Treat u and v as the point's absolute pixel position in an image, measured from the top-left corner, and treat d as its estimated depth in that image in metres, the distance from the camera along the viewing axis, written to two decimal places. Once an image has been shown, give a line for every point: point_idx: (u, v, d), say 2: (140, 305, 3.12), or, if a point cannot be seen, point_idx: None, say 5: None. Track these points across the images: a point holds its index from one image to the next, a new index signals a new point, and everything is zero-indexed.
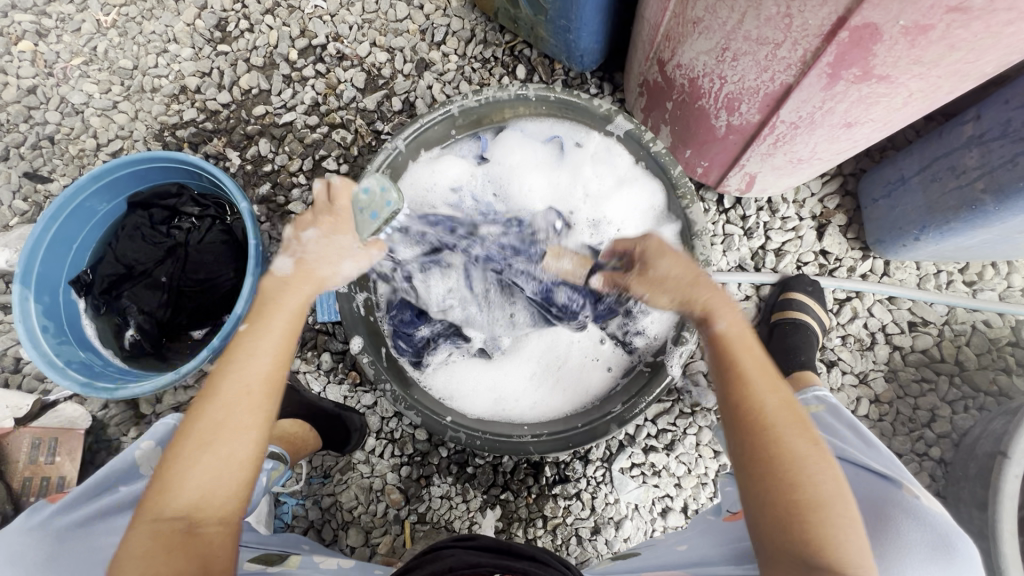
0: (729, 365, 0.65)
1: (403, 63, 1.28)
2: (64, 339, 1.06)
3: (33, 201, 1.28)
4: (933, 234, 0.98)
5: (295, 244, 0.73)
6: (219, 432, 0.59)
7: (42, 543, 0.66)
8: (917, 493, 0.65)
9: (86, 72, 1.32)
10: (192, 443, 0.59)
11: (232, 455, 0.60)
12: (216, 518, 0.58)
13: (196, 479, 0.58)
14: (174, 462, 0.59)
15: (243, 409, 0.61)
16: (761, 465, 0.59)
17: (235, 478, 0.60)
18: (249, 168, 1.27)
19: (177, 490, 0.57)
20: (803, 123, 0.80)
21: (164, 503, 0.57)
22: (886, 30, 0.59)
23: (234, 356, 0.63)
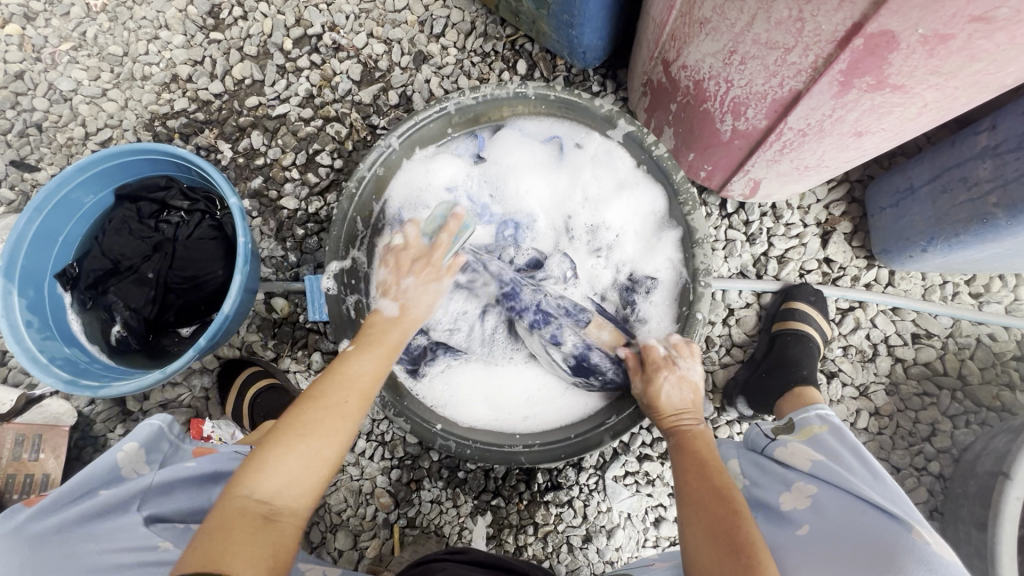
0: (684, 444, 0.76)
1: (400, 55, 1.24)
2: (48, 334, 1.03)
3: (20, 190, 1.25)
4: (940, 247, 0.96)
5: (394, 288, 0.81)
6: (320, 427, 0.62)
7: (19, 550, 0.60)
8: (925, 536, 0.60)
9: (74, 58, 1.28)
10: (294, 432, 0.60)
11: (323, 454, 0.61)
12: (293, 515, 0.58)
13: (290, 465, 0.59)
14: (279, 438, 0.60)
15: (340, 415, 0.63)
16: (703, 516, 0.64)
17: (319, 475, 0.60)
18: (241, 161, 1.23)
19: (265, 474, 0.57)
20: (811, 130, 0.77)
21: (254, 479, 0.57)
22: (904, 38, 0.56)
23: (342, 364, 0.69)
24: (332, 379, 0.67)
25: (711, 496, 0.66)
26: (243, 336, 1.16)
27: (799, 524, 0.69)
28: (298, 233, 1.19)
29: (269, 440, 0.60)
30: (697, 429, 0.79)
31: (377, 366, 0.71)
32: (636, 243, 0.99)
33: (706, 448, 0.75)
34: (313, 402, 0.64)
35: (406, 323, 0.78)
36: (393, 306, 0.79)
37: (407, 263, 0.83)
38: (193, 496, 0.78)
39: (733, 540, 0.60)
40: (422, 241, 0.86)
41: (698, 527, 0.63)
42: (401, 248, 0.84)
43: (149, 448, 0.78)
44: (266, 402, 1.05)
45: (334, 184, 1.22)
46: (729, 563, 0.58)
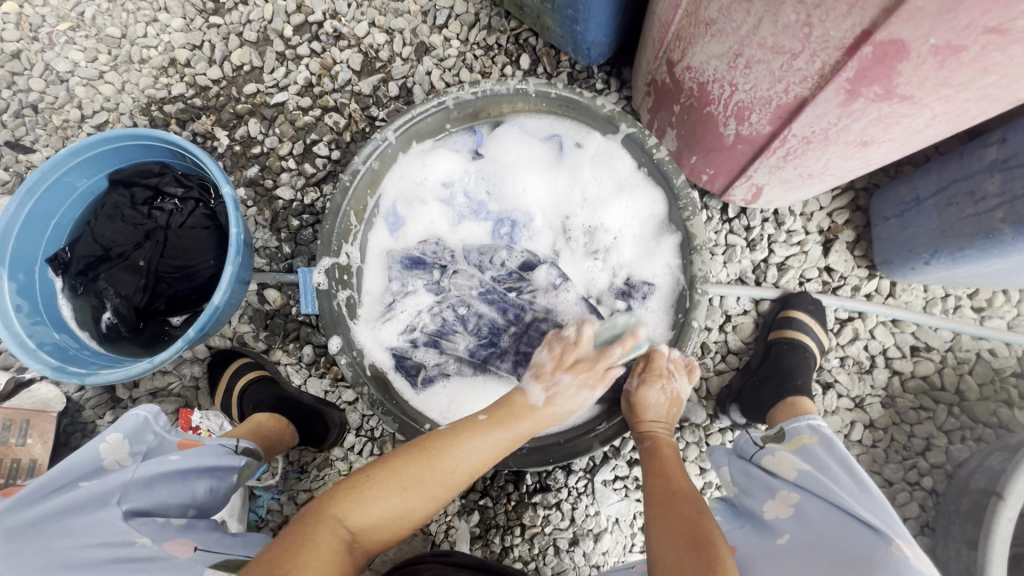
0: (658, 456, 0.80)
1: (401, 46, 1.22)
2: (38, 319, 1.02)
3: (14, 171, 1.24)
4: (944, 260, 0.94)
5: (549, 379, 0.81)
6: (424, 485, 0.66)
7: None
8: (907, 551, 0.59)
9: (72, 39, 1.26)
10: (405, 481, 0.65)
11: (411, 512, 0.65)
12: (363, 555, 0.62)
13: (383, 509, 0.63)
14: (409, 468, 0.66)
15: (455, 480, 0.68)
16: (668, 516, 0.68)
17: (398, 528, 0.65)
18: (237, 149, 1.22)
19: (363, 511, 0.62)
20: (816, 138, 0.75)
21: (362, 509, 0.62)
22: (914, 47, 0.54)
23: (475, 423, 0.74)
24: (457, 436, 0.71)
25: (675, 498, 0.71)
26: (234, 326, 1.15)
27: (781, 534, 0.68)
28: (293, 224, 1.17)
29: (382, 476, 0.65)
30: (666, 439, 0.83)
31: (500, 449, 0.73)
32: (634, 246, 0.97)
33: (673, 458, 0.80)
34: (435, 458, 0.67)
35: (541, 417, 0.78)
36: (541, 396, 0.79)
37: (569, 361, 0.83)
38: (174, 490, 0.77)
39: (694, 535, 0.63)
40: (592, 342, 0.85)
41: (662, 526, 0.67)
42: (572, 343, 0.85)
43: (134, 439, 0.77)
44: (254, 394, 1.04)
45: (331, 175, 1.20)
46: (688, 552, 0.61)
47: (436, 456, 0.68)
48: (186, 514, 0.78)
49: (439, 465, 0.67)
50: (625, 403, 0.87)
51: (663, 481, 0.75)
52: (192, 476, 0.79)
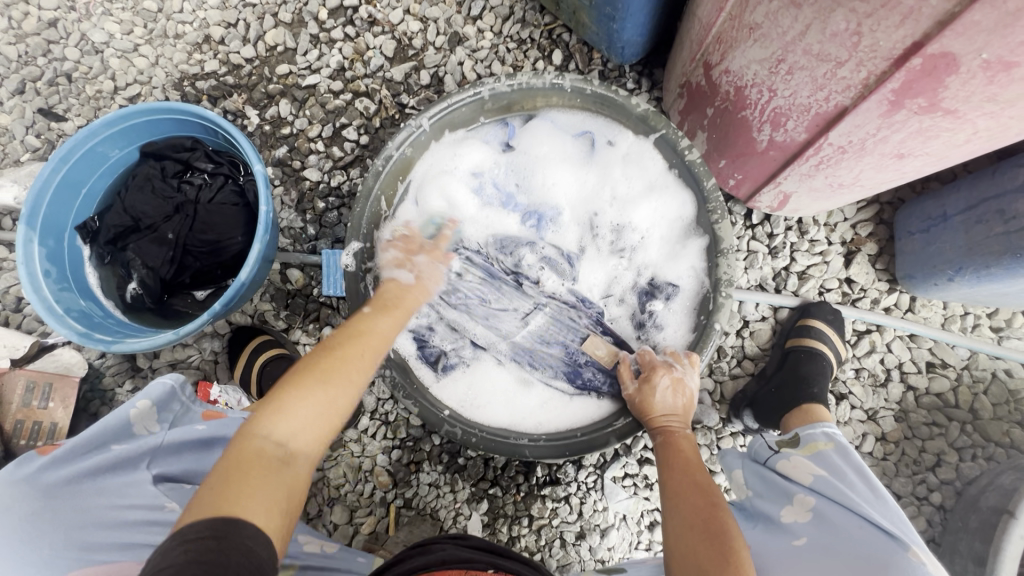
0: (675, 451, 0.80)
1: (435, 35, 1.22)
2: (65, 286, 1.03)
3: (46, 139, 1.25)
4: (968, 278, 0.94)
5: (408, 263, 0.88)
6: (337, 379, 0.65)
7: (31, 500, 0.61)
8: (923, 558, 0.60)
9: (108, 10, 1.27)
10: (313, 382, 0.63)
11: (336, 408, 0.64)
12: (302, 462, 0.60)
13: (307, 411, 0.61)
14: (292, 383, 0.62)
15: (355, 370, 0.68)
16: (683, 508, 0.69)
17: (321, 430, 0.62)
18: (267, 129, 1.23)
19: (284, 417, 0.60)
20: (852, 148, 0.76)
21: (273, 421, 0.59)
22: (965, 61, 0.54)
23: (341, 338, 0.71)
24: (354, 339, 0.72)
25: (694, 493, 0.71)
26: (256, 304, 1.16)
27: (797, 535, 0.69)
28: (319, 206, 1.18)
29: (288, 385, 0.62)
30: (682, 432, 0.83)
31: (392, 330, 0.77)
32: (660, 247, 0.98)
33: (689, 449, 0.80)
34: (315, 362, 0.66)
35: (417, 292, 0.85)
36: (410, 276, 0.86)
37: (413, 249, 0.90)
38: (201, 458, 0.78)
39: (710, 528, 0.64)
40: (422, 234, 0.94)
41: (678, 517, 0.68)
42: (411, 239, 0.92)
43: (161, 407, 0.78)
44: (273, 371, 1.06)
45: (358, 159, 1.21)
46: (705, 547, 0.63)
47: (342, 355, 0.68)
48: None
49: (308, 367, 0.65)
50: (631, 405, 0.88)
51: (680, 475, 0.75)
52: (218, 445, 0.80)
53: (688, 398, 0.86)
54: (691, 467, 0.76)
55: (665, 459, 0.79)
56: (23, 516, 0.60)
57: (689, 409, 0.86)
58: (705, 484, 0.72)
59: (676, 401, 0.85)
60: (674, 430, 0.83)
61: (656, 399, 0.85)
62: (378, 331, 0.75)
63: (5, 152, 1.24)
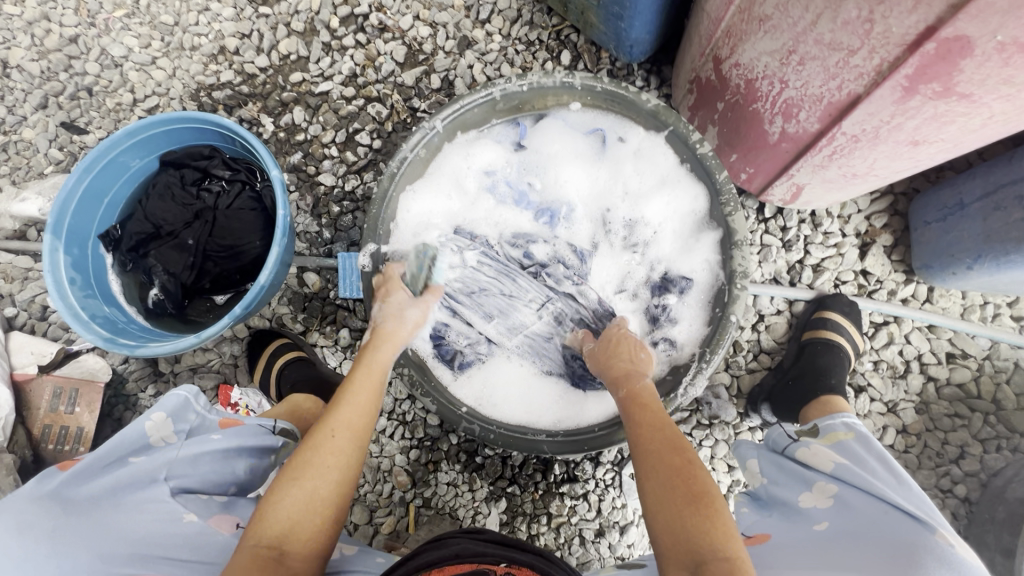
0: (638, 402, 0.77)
1: (445, 39, 1.24)
2: (90, 293, 1.06)
3: (68, 151, 1.28)
4: (988, 265, 0.93)
5: (384, 304, 0.87)
6: (311, 467, 0.65)
7: (53, 515, 0.63)
8: (950, 541, 0.60)
9: (127, 25, 1.31)
10: (290, 474, 0.65)
11: (318, 496, 0.64)
12: (302, 551, 0.62)
13: (290, 505, 0.63)
14: (278, 480, 0.65)
15: (331, 453, 0.67)
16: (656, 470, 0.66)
17: (319, 513, 0.64)
18: (282, 136, 1.25)
19: (271, 517, 0.62)
20: (865, 137, 0.76)
21: (259, 527, 0.62)
22: (980, 44, 0.54)
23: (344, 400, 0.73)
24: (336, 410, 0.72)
25: (661, 449, 0.68)
26: (273, 308, 1.17)
27: (818, 521, 0.69)
28: (334, 210, 1.20)
29: (273, 485, 0.65)
30: (643, 383, 0.80)
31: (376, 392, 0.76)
32: (673, 241, 0.98)
33: (651, 399, 0.77)
34: (299, 451, 0.68)
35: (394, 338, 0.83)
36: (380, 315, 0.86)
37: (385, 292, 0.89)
38: (217, 468, 0.80)
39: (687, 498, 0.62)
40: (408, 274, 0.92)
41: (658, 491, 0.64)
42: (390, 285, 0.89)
43: (176, 417, 0.79)
44: (292, 373, 1.08)
45: (372, 163, 1.23)
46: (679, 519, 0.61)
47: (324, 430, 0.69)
48: (228, 490, 0.81)
49: (289, 462, 0.66)
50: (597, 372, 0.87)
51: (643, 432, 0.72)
52: (234, 455, 0.82)
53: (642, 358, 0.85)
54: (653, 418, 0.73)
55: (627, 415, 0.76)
56: (46, 532, 0.61)
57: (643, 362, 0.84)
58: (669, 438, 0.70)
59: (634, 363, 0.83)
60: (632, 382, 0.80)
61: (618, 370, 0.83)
62: (364, 396, 0.74)
63: (29, 165, 1.28)
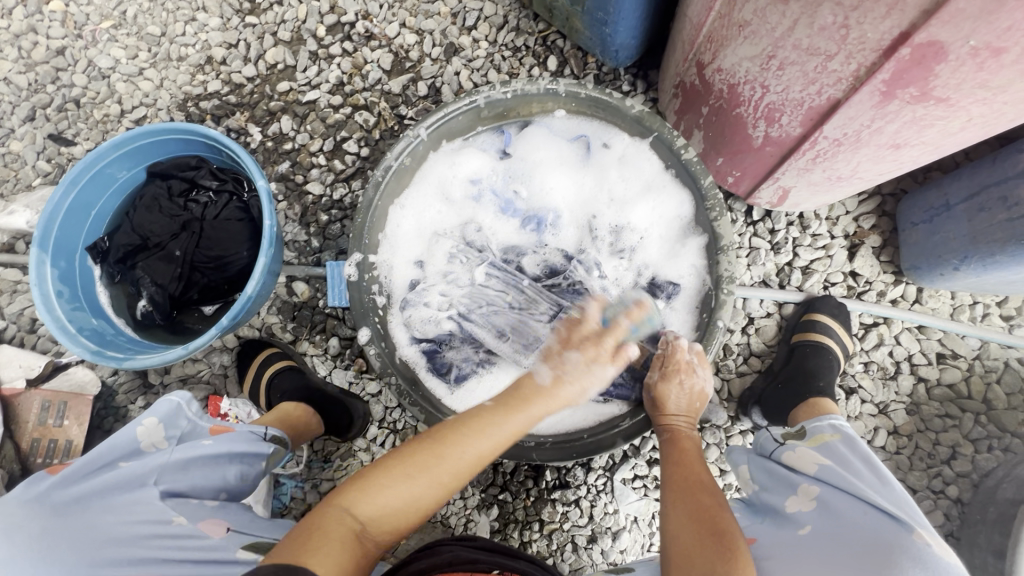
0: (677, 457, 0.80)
1: (431, 46, 1.24)
2: (78, 305, 1.06)
3: (56, 163, 1.28)
4: (975, 266, 0.93)
5: (558, 359, 0.78)
6: (433, 473, 0.63)
7: (39, 519, 0.63)
8: (927, 540, 0.59)
9: (114, 36, 1.31)
10: (411, 462, 0.62)
11: (419, 503, 0.62)
12: (374, 550, 0.58)
13: (392, 496, 0.60)
14: (397, 461, 0.63)
15: (455, 471, 0.64)
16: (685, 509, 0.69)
17: (410, 518, 0.61)
18: (269, 145, 1.25)
19: (371, 499, 0.59)
20: (847, 141, 0.76)
21: (356, 499, 0.59)
22: (953, 49, 0.54)
23: (475, 418, 0.69)
24: (472, 425, 0.68)
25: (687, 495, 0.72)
26: (263, 317, 1.17)
27: (802, 524, 0.68)
28: (322, 219, 1.20)
29: (383, 465, 0.62)
30: (688, 433, 0.85)
31: (506, 437, 0.70)
32: (660, 246, 0.98)
33: (694, 449, 0.82)
34: (433, 445, 0.65)
35: (556, 401, 0.75)
36: (549, 375, 0.76)
37: (576, 340, 0.81)
38: (208, 473, 0.79)
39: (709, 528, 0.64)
40: (597, 322, 0.84)
41: (683, 527, 0.67)
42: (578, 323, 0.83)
43: (167, 424, 0.80)
44: (281, 383, 1.08)
45: (360, 171, 1.23)
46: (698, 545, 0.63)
47: (451, 441, 0.65)
48: (218, 496, 0.80)
49: (428, 453, 0.63)
50: (647, 401, 0.89)
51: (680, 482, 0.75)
52: (225, 459, 0.81)
53: (689, 404, 0.86)
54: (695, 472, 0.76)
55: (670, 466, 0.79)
56: (32, 535, 0.61)
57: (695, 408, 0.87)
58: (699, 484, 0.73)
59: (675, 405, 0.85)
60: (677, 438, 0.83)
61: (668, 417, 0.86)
62: (505, 430, 0.69)
63: (17, 177, 1.28)
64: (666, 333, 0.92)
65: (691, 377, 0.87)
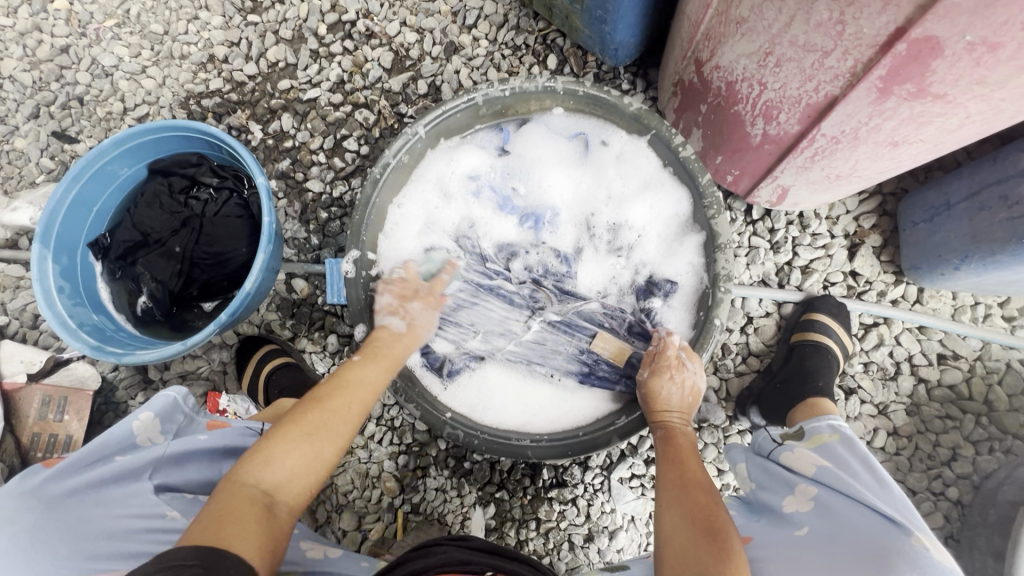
0: (672, 453, 0.80)
1: (431, 45, 1.25)
2: (79, 301, 1.07)
3: (60, 160, 1.29)
4: (975, 266, 0.92)
5: (402, 309, 0.91)
6: (324, 432, 0.70)
7: (34, 512, 0.64)
8: (927, 544, 0.59)
9: (117, 35, 1.32)
10: (295, 429, 0.68)
11: (318, 461, 0.68)
12: (285, 511, 0.63)
13: (292, 461, 0.66)
14: (292, 425, 0.68)
15: (339, 424, 0.72)
16: (680, 506, 0.69)
17: (311, 478, 0.67)
18: (270, 143, 1.26)
19: (270, 467, 0.64)
20: (845, 138, 0.75)
21: (250, 474, 0.63)
22: (950, 45, 0.54)
23: (347, 380, 0.78)
24: (344, 388, 0.77)
25: (682, 492, 0.72)
26: (262, 314, 1.18)
27: (799, 524, 0.68)
28: (322, 216, 1.20)
29: (272, 435, 0.67)
30: (683, 429, 0.84)
31: (379, 382, 0.81)
32: (658, 244, 0.97)
33: (688, 446, 0.81)
34: (303, 415, 0.71)
35: (409, 341, 0.88)
36: (401, 324, 0.89)
37: (409, 293, 0.93)
38: (203, 469, 0.80)
39: (704, 525, 0.64)
40: (418, 276, 0.96)
41: (676, 526, 0.66)
42: (403, 278, 0.94)
43: (164, 418, 0.80)
44: (279, 379, 1.08)
45: (359, 169, 1.23)
46: (692, 542, 0.63)
47: (328, 403, 0.73)
48: (213, 490, 0.81)
49: (296, 418, 0.70)
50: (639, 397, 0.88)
51: (675, 478, 0.74)
52: (218, 455, 0.82)
53: (682, 399, 0.85)
54: (690, 468, 0.76)
55: (665, 462, 0.79)
56: (27, 529, 0.63)
57: (690, 404, 0.86)
58: (693, 480, 0.73)
59: (667, 399, 0.85)
60: (671, 433, 0.83)
61: (664, 413, 0.85)
62: (370, 381, 0.79)
63: (20, 174, 1.29)
64: (659, 332, 0.93)
65: (686, 372, 0.86)
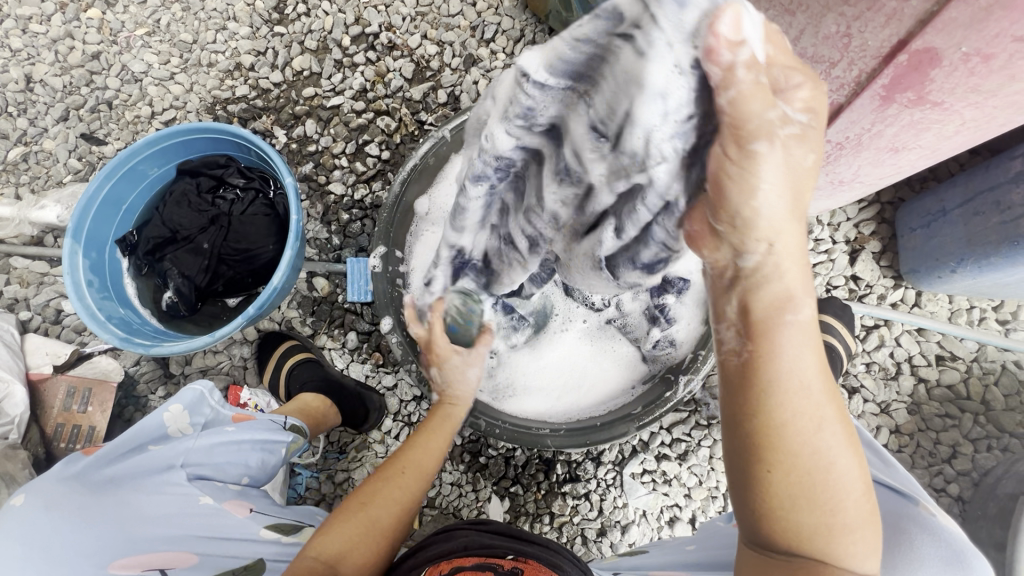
0: (771, 345, 0.47)
1: (451, 57, 1.31)
2: (106, 295, 1.10)
3: (87, 161, 1.33)
4: (971, 268, 0.98)
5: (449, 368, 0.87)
6: (379, 496, 0.72)
7: (77, 496, 0.63)
8: (934, 510, 0.63)
9: (147, 43, 1.37)
10: (356, 503, 0.71)
11: (377, 528, 0.69)
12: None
13: (350, 530, 0.67)
14: (366, 496, 0.72)
15: (395, 487, 0.73)
16: (791, 478, 0.46)
17: (373, 546, 0.68)
18: (293, 147, 1.30)
19: (329, 536, 0.66)
20: (849, 144, 0.81)
21: (316, 542, 0.65)
22: (947, 55, 0.59)
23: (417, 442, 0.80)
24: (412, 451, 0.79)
25: (798, 445, 0.46)
26: (283, 311, 1.21)
27: None
28: (343, 217, 1.25)
29: (337, 513, 0.69)
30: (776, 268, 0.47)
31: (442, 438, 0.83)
32: None
33: (796, 327, 0.47)
34: (379, 481, 0.74)
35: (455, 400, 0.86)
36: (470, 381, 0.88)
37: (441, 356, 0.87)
38: (231, 458, 0.82)
39: (829, 524, 0.47)
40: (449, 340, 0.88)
41: (794, 514, 0.47)
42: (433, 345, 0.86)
43: (193, 410, 0.84)
44: (301, 374, 1.11)
45: (380, 173, 1.28)
46: (819, 541, 0.47)
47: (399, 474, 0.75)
48: (241, 481, 0.83)
49: (355, 494, 0.72)
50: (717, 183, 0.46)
51: (784, 419, 0.46)
52: (246, 447, 0.85)
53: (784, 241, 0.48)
54: (817, 398, 0.47)
55: (748, 364, 0.48)
56: (74, 510, 0.61)
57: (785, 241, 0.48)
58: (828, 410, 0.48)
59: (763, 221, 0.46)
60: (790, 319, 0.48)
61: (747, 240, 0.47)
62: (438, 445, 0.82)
63: (48, 173, 1.32)
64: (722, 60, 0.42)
65: (800, 222, 0.47)
